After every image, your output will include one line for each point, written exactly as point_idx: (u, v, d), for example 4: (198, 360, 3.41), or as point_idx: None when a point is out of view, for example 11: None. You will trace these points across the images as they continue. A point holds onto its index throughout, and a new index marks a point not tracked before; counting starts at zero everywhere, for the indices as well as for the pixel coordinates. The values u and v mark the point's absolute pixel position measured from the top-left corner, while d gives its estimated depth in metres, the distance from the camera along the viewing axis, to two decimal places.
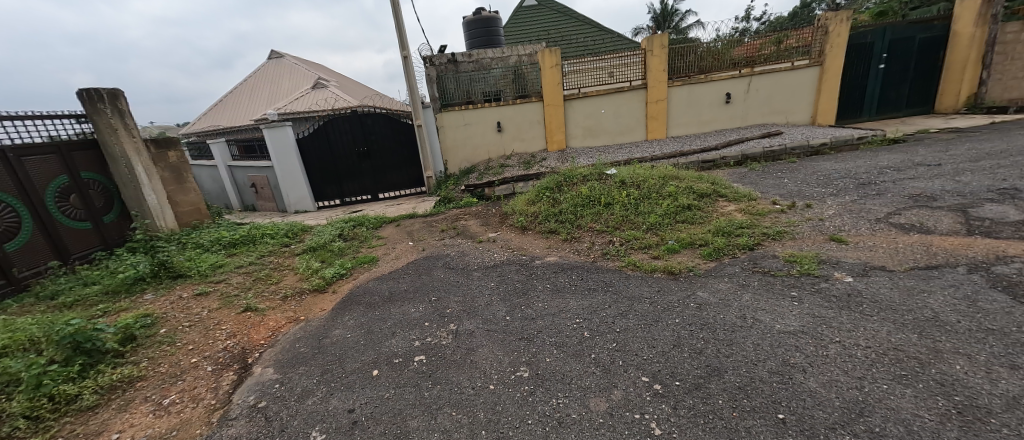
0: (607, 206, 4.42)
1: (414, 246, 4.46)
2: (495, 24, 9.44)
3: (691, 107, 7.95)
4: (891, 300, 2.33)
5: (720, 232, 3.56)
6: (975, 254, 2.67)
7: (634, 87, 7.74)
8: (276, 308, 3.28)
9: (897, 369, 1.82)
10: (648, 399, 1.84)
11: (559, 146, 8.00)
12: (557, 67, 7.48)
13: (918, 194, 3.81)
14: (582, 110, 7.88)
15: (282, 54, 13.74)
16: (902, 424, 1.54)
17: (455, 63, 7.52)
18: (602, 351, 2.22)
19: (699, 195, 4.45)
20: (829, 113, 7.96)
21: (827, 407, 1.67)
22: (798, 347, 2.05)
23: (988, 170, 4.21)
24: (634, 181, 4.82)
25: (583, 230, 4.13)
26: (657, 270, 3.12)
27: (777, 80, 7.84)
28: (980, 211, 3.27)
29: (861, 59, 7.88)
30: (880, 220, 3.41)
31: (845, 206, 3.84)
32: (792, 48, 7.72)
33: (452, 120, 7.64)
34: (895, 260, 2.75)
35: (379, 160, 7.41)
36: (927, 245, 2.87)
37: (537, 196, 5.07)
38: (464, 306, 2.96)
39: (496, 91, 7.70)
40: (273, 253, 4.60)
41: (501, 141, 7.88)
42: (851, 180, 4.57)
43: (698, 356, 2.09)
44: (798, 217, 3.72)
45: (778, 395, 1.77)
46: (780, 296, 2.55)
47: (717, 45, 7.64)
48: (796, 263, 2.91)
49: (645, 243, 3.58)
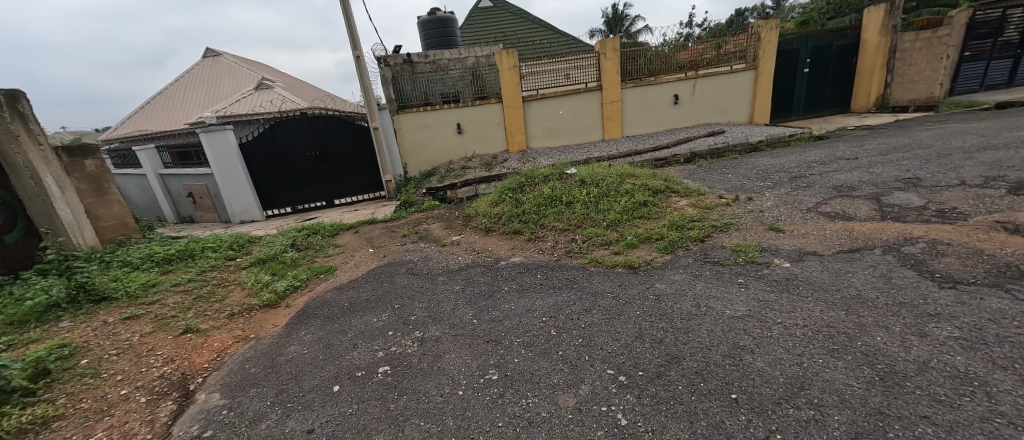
0: (569, 205, 4.54)
1: (373, 254, 4.31)
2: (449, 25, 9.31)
3: (643, 107, 8.32)
4: (822, 281, 2.58)
5: (674, 226, 3.76)
6: (888, 236, 3.01)
7: (589, 88, 7.98)
8: (222, 327, 3.06)
9: (830, 344, 2.01)
10: (613, 391, 1.91)
11: (520, 147, 8.08)
12: (515, 69, 7.55)
13: (840, 185, 4.23)
14: (541, 111, 8.00)
15: (219, 53, 12.80)
16: (836, 394, 1.71)
17: (410, 63, 7.33)
18: (568, 348, 2.27)
19: (654, 191, 4.66)
20: (763, 112, 8.64)
21: (773, 384, 1.82)
22: (746, 330, 2.22)
23: (896, 162, 4.75)
24: (593, 180, 4.96)
25: (547, 229, 4.20)
26: (618, 265, 3.24)
27: (718, 82, 8.40)
28: (891, 199, 3.69)
29: (789, 64, 8.63)
30: (810, 209, 3.76)
31: (781, 197, 4.18)
32: (730, 53, 8.29)
33: (410, 122, 7.47)
34: (824, 245, 3.04)
35: (333, 164, 7.10)
36: (849, 230, 3.20)
37: (499, 197, 5.08)
38: (430, 312, 2.90)
39: (455, 92, 7.60)
40: (215, 268, 4.27)
41: (461, 143, 7.82)
42: (785, 174, 4.98)
43: (658, 345, 2.20)
44: (741, 210, 4.00)
45: (730, 376, 1.90)
46: (728, 283, 2.75)
47: (663, 49, 8.05)
48: (741, 252, 3.13)
49: (606, 240, 3.71)
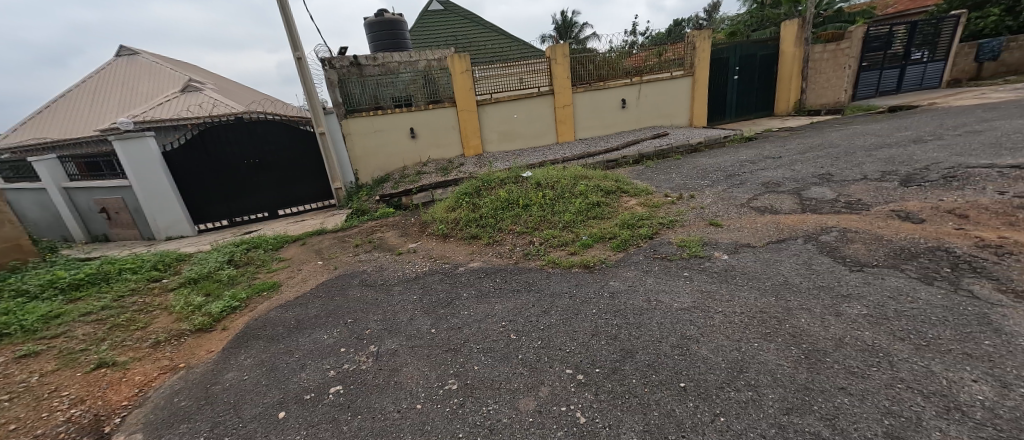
0: (525, 208, 4.60)
1: (323, 266, 4.12)
2: (398, 27, 9.10)
3: (593, 111, 8.62)
4: (756, 270, 2.81)
5: (625, 225, 3.93)
6: (808, 227, 3.34)
7: (541, 93, 8.14)
8: (145, 358, 2.78)
9: (764, 328, 2.20)
10: (572, 390, 1.96)
11: (476, 151, 8.07)
12: (467, 73, 7.55)
13: (768, 182, 4.64)
14: (496, 115, 8.05)
15: (137, 52, 11.63)
16: (770, 374, 1.87)
17: (358, 66, 7.14)
18: (528, 351, 2.30)
19: (606, 192, 4.84)
20: (702, 115, 9.27)
21: (716, 370, 1.95)
22: (691, 321, 2.36)
23: (815, 159, 5.28)
24: (548, 183, 5.06)
25: (504, 233, 4.23)
26: (574, 265, 3.33)
27: (661, 88, 8.90)
28: (810, 193, 4.10)
29: (721, 71, 9.34)
30: (744, 204, 4.08)
31: (719, 194, 4.50)
32: (671, 60, 8.81)
33: (360, 127, 7.21)
34: (757, 237, 3.31)
35: (275, 172, 6.69)
36: (777, 223, 3.51)
37: (456, 202, 5.04)
38: (385, 324, 2.82)
39: (407, 96, 7.46)
40: (137, 292, 3.87)
41: (416, 147, 7.67)
42: (722, 172, 5.37)
43: (613, 341, 2.29)
44: (685, 207, 4.26)
45: (678, 366, 2.02)
46: (675, 277, 2.92)
47: (611, 56, 8.41)
48: (686, 247, 3.33)
49: (562, 241, 3.80)
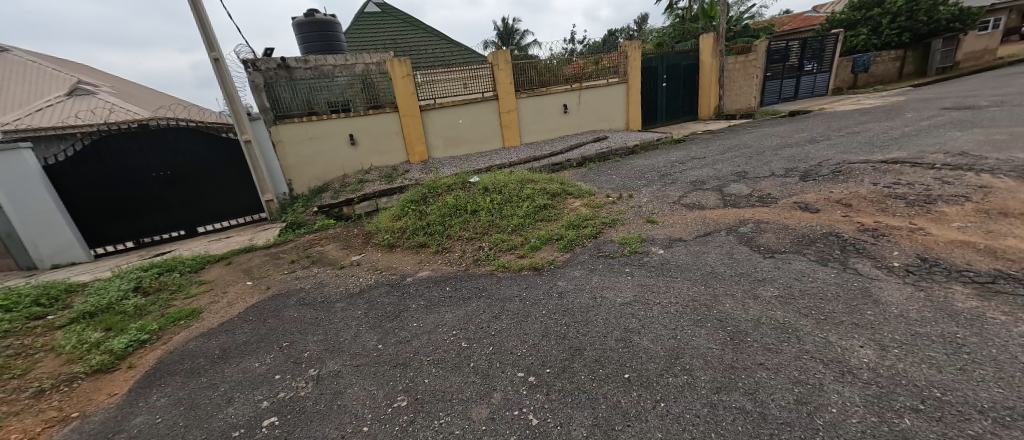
0: (474, 213, 4.60)
1: (252, 287, 3.82)
2: (332, 28, 8.66)
3: (537, 115, 8.82)
4: (687, 262, 3.05)
5: (570, 226, 4.07)
6: (730, 220, 3.67)
7: (485, 98, 8.19)
8: (25, 410, 2.37)
9: (696, 315, 2.38)
10: (524, 393, 1.99)
11: (422, 158, 7.90)
12: (409, 77, 7.40)
13: (696, 181, 5.03)
14: (440, 120, 7.95)
15: (8, 49, 9.95)
16: (703, 358, 2.03)
17: (287, 68, 6.77)
18: (479, 358, 2.31)
19: (552, 194, 4.97)
20: (636, 120, 9.86)
21: (656, 358, 2.09)
22: (633, 314, 2.50)
23: (734, 158, 5.83)
24: (495, 187, 5.10)
25: (453, 239, 4.20)
26: (524, 268, 3.39)
27: (599, 93, 9.32)
28: (730, 189, 4.51)
29: (651, 79, 10.00)
30: (676, 202, 4.39)
31: (654, 194, 4.81)
32: (606, 68, 9.27)
33: (292, 134, 6.77)
34: (687, 231, 3.59)
35: (190, 186, 6.10)
36: (705, 218, 3.82)
37: (401, 211, 4.91)
38: (327, 344, 2.68)
39: (345, 100, 7.15)
40: (14, 332, 3.30)
41: (357, 155, 7.35)
42: (656, 173, 5.75)
43: (562, 340, 2.36)
44: (625, 206, 4.51)
45: (623, 358, 2.13)
46: (618, 273, 3.08)
47: (552, 62, 8.68)
48: (627, 244, 3.53)
49: (511, 245, 3.85)
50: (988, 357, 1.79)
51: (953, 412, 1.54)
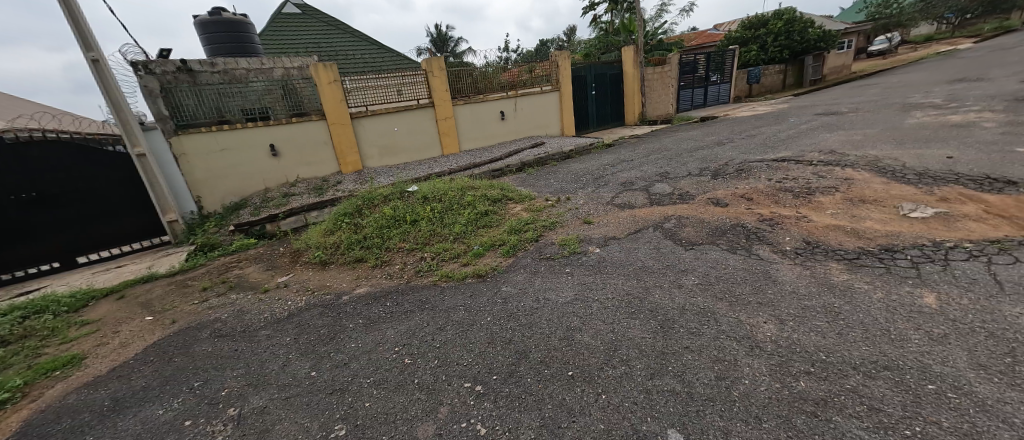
0: (414, 223, 4.48)
1: (155, 323, 3.36)
2: (250, 30, 7.96)
3: (475, 122, 8.85)
4: (621, 259, 3.23)
5: (512, 231, 4.13)
6: (656, 217, 3.96)
7: (421, 105, 8.05)
8: None
9: (631, 309, 2.53)
10: (471, 403, 1.98)
11: (355, 167, 7.56)
12: (336, 83, 7.06)
13: (626, 182, 5.36)
14: (374, 129, 7.66)
15: None
16: (638, 347, 2.16)
17: (189, 72, 5.92)
18: (424, 373, 2.25)
19: (493, 200, 5.01)
20: (570, 125, 10.29)
21: (596, 352, 2.18)
22: (574, 313, 2.60)
23: (659, 160, 6.31)
24: (434, 196, 5.03)
25: (393, 252, 4.06)
26: (468, 276, 3.37)
27: (534, 101, 9.59)
28: (656, 188, 4.87)
29: (582, 87, 10.51)
30: (609, 203, 4.64)
31: (589, 196, 5.03)
32: (540, 76, 9.59)
33: (200, 145, 6.01)
34: (620, 230, 3.81)
35: (65, 208, 5.21)
36: (635, 216, 4.08)
37: (334, 225, 4.64)
38: (251, 378, 2.44)
39: (263, 108, 6.54)
40: None
41: (280, 166, 6.79)
42: (590, 176, 6.03)
43: (508, 345, 2.38)
44: (563, 209, 4.67)
45: (566, 356, 2.19)
46: (559, 274, 3.18)
47: (488, 70, 8.77)
48: (566, 245, 3.65)
49: (454, 253, 3.81)
50: (858, 321, 2.13)
51: (835, 371, 1.82)
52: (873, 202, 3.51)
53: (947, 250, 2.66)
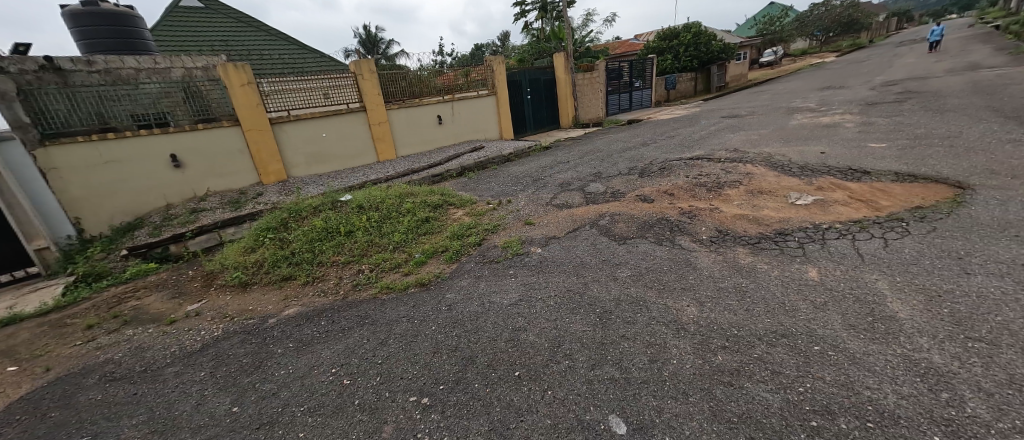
0: (349, 235, 4.24)
1: (23, 373, 2.79)
2: (141, 25, 7.03)
3: (411, 127, 8.60)
4: (562, 258, 3.30)
5: (455, 236, 4.06)
6: (592, 215, 4.13)
7: (352, 109, 7.65)
8: None
9: (573, 304, 2.60)
10: (418, 417, 1.89)
11: (279, 177, 6.97)
12: (251, 85, 6.46)
13: (563, 183, 5.52)
14: (298, 135, 7.13)
15: None
16: (580, 340, 2.22)
17: (58, 71, 5.15)
18: (365, 392, 2.12)
19: (434, 206, 4.90)
20: (508, 129, 10.40)
21: (542, 350, 2.21)
22: (519, 313, 2.61)
23: (592, 161, 6.60)
24: (370, 204, 4.80)
25: (326, 266, 3.79)
26: (410, 286, 3.24)
27: (471, 105, 9.56)
28: (590, 188, 5.08)
29: (517, 91, 10.70)
30: (548, 204, 4.75)
31: (529, 198, 5.11)
32: (475, 80, 9.60)
33: (78, 158, 5.16)
34: (560, 229, 3.91)
35: None
36: (573, 216, 4.21)
37: (256, 241, 4.23)
38: (155, 425, 2.12)
39: (160, 113, 5.77)
40: None
41: (186, 179, 6.05)
42: (529, 178, 6.13)
43: (454, 352, 2.32)
44: (505, 211, 4.70)
45: (513, 357, 2.19)
46: (503, 276, 3.17)
47: (422, 74, 8.58)
48: (509, 247, 3.67)
49: (395, 263, 3.65)
50: (761, 297, 2.39)
51: (744, 343, 2.03)
52: (768, 192, 3.97)
53: (823, 231, 3.08)
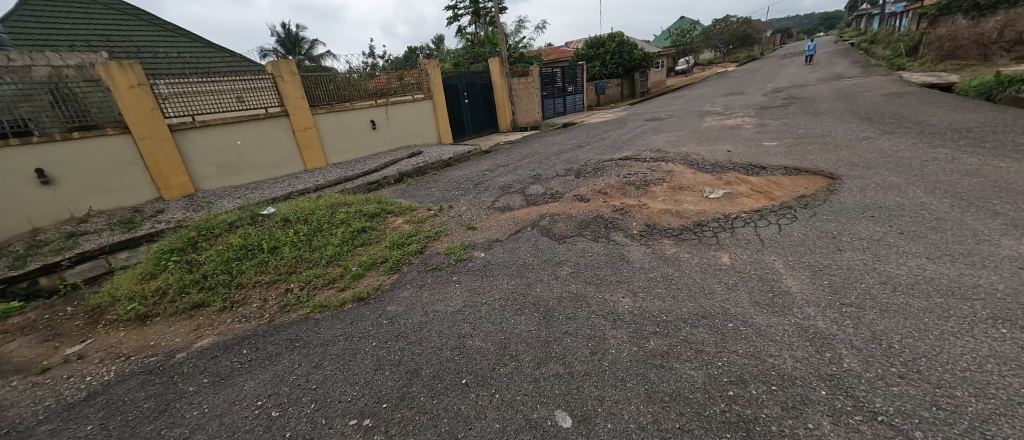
0: (274, 251, 3.91)
1: None
2: None
3: (341, 133, 8.15)
4: (505, 261, 3.32)
5: (394, 245, 3.91)
6: (533, 217, 4.21)
7: (271, 114, 7.09)
8: None
9: (517, 306, 2.62)
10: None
11: (184, 191, 6.22)
12: (143, 87, 5.71)
13: (504, 186, 5.57)
14: (207, 143, 6.45)
15: None
16: (524, 342, 2.25)
17: None
18: (299, 422, 1.96)
19: (371, 215, 4.68)
20: (446, 133, 10.26)
21: (487, 355, 2.20)
22: (463, 320, 2.58)
23: (531, 163, 6.74)
24: (299, 217, 4.47)
25: (248, 288, 3.46)
26: (346, 302, 3.06)
27: (406, 109, 9.30)
28: (530, 190, 5.18)
29: (454, 95, 10.61)
30: (489, 207, 4.75)
31: (470, 202, 5.08)
32: (409, 84, 9.36)
33: None
34: (502, 232, 3.93)
35: None
36: (514, 218, 4.26)
37: (161, 265, 3.74)
38: None
39: (20, 120, 4.92)
40: None
41: (59, 196, 5.19)
42: (469, 182, 6.10)
43: (396, 368, 2.23)
44: (446, 217, 4.63)
45: (458, 366, 2.16)
46: (445, 283, 3.11)
47: (351, 77, 8.18)
48: (452, 254, 3.61)
49: (328, 278, 3.42)
50: (685, 283, 2.60)
51: (671, 327, 2.19)
52: (687, 187, 4.34)
53: (733, 220, 3.43)
